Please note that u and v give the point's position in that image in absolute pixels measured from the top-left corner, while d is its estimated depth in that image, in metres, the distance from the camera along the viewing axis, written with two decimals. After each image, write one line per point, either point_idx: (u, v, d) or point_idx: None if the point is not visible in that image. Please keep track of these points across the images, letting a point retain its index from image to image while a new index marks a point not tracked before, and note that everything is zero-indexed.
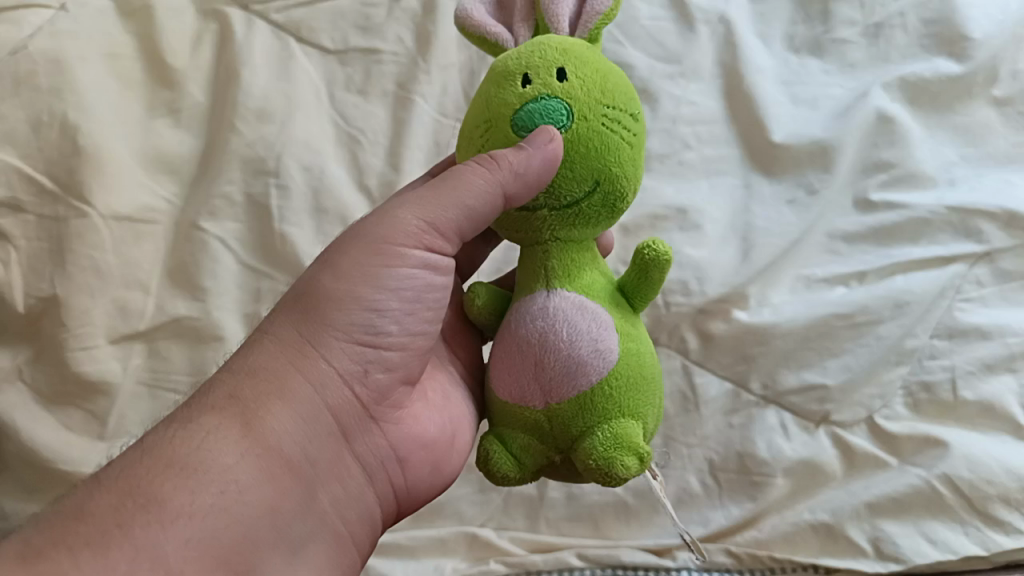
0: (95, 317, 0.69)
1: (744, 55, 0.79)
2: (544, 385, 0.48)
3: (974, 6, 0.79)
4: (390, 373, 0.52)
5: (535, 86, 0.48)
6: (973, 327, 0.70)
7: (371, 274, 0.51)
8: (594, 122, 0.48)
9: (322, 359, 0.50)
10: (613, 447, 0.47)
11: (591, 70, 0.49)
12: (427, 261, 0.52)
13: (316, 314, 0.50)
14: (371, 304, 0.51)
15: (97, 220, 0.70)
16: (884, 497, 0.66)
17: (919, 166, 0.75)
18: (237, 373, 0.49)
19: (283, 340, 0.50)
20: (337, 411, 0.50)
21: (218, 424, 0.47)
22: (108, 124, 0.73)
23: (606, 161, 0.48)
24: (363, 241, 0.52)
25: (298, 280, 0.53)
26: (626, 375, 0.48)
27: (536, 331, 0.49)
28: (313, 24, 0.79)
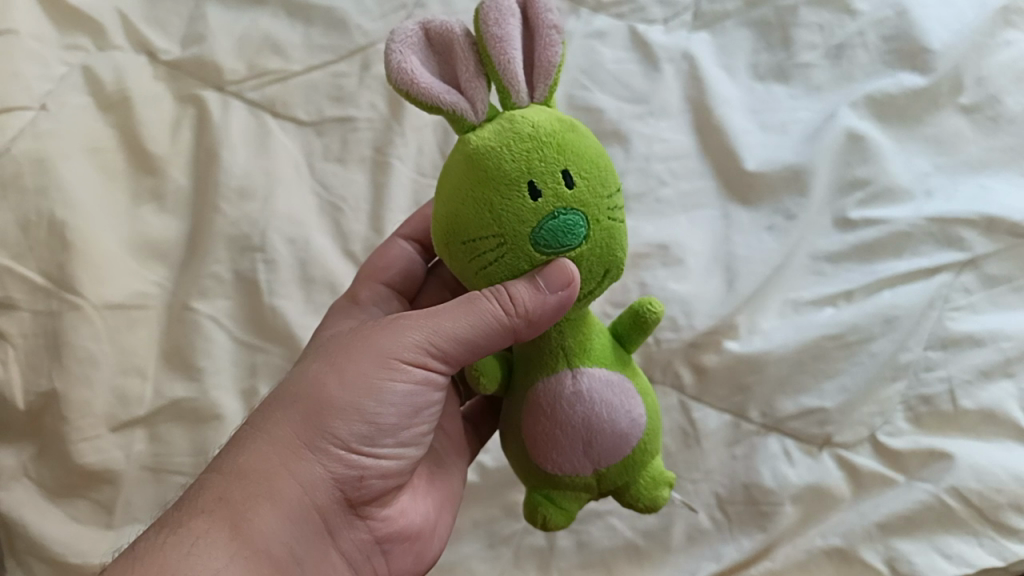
0: (95, 407, 0.70)
1: (710, 88, 0.80)
2: (593, 458, 0.49)
3: (932, 17, 0.80)
4: (384, 478, 0.53)
5: (547, 198, 0.45)
6: (966, 336, 0.70)
7: (374, 386, 0.50)
8: (605, 222, 0.47)
9: (317, 463, 0.50)
10: (655, 487, 0.52)
11: (588, 162, 0.46)
12: (428, 379, 0.52)
13: (314, 419, 0.50)
14: (371, 417, 0.50)
15: (90, 311, 0.71)
16: (895, 516, 0.65)
17: (894, 180, 0.75)
18: (228, 473, 0.50)
19: (277, 439, 0.50)
20: (325, 512, 0.51)
21: (208, 529, 0.47)
22: (96, 215, 0.74)
23: (615, 253, 0.48)
24: (368, 349, 0.51)
25: (298, 376, 0.52)
26: (654, 423, 0.52)
27: (580, 416, 0.49)
28: (288, 100, 0.79)
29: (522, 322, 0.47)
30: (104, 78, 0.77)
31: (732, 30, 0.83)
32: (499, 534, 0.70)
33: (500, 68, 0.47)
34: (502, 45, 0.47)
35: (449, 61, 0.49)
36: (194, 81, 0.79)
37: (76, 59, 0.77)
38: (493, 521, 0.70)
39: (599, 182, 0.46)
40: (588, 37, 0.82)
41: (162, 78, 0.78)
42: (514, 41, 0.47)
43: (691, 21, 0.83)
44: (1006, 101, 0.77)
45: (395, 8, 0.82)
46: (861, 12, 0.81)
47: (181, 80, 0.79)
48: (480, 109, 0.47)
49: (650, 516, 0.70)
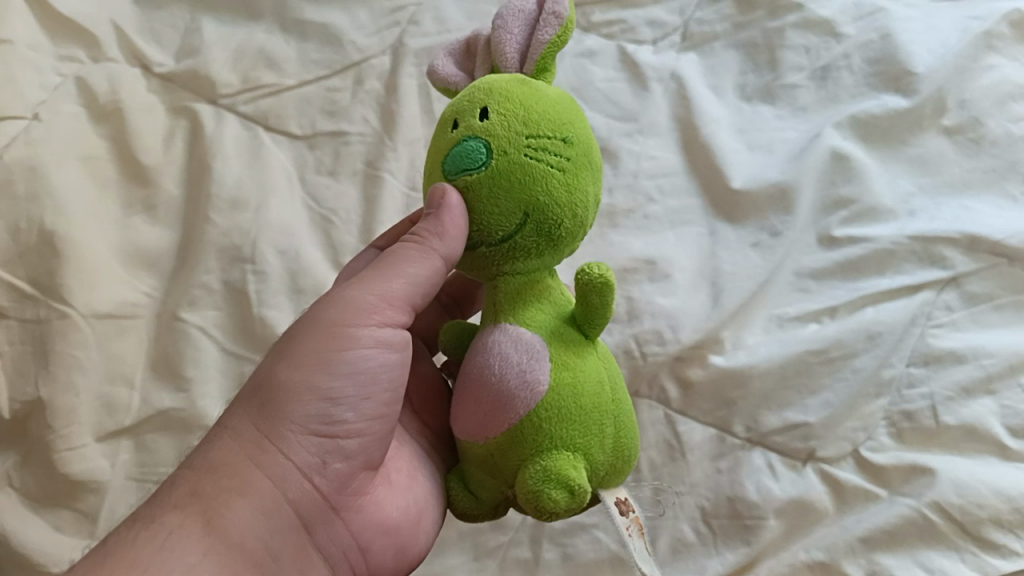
0: (81, 416, 0.70)
1: (698, 107, 0.81)
2: (480, 419, 0.49)
3: (917, 41, 0.81)
4: (350, 460, 0.53)
5: (461, 129, 0.50)
6: (948, 352, 0.71)
7: (324, 361, 0.52)
8: (515, 156, 0.48)
9: (279, 451, 0.51)
10: (542, 481, 0.47)
11: (513, 103, 0.49)
12: (382, 340, 0.53)
13: (273, 407, 0.52)
14: (326, 393, 0.52)
15: (78, 318, 0.71)
16: (877, 529, 0.66)
17: (879, 199, 0.77)
18: (199, 469, 0.52)
19: (242, 434, 0.52)
20: (297, 503, 0.51)
21: (180, 524, 0.49)
22: (86, 224, 0.74)
23: (531, 190, 0.48)
24: (319, 326, 0.53)
25: (258, 369, 0.54)
26: (560, 408, 0.48)
27: (473, 368, 0.50)
28: (281, 113, 0.80)
29: (436, 241, 0.51)
30: (97, 88, 0.77)
31: (720, 51, 0.84)
32: (485, 546, 0.70)
33: (495, 49, 0.53)
34: (498, 30, 0.53)
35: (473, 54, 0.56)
36: (188, 93, 0.79)
37: (70, 70, 0.78)
38: (480, 533, 0.71)
39: (515, 118, 0.48)
40: (578, 56, 0.83)
41: (156, 90, 0.79)
42: (510, 26, 0.53)
43: (680, 42, 0.84)
44: (988, 123, 0.78)
45: (389, 24, 0.83)
46: (847, 35, 0.82)
47: (175, 92, 0.79)
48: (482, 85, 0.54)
49: None
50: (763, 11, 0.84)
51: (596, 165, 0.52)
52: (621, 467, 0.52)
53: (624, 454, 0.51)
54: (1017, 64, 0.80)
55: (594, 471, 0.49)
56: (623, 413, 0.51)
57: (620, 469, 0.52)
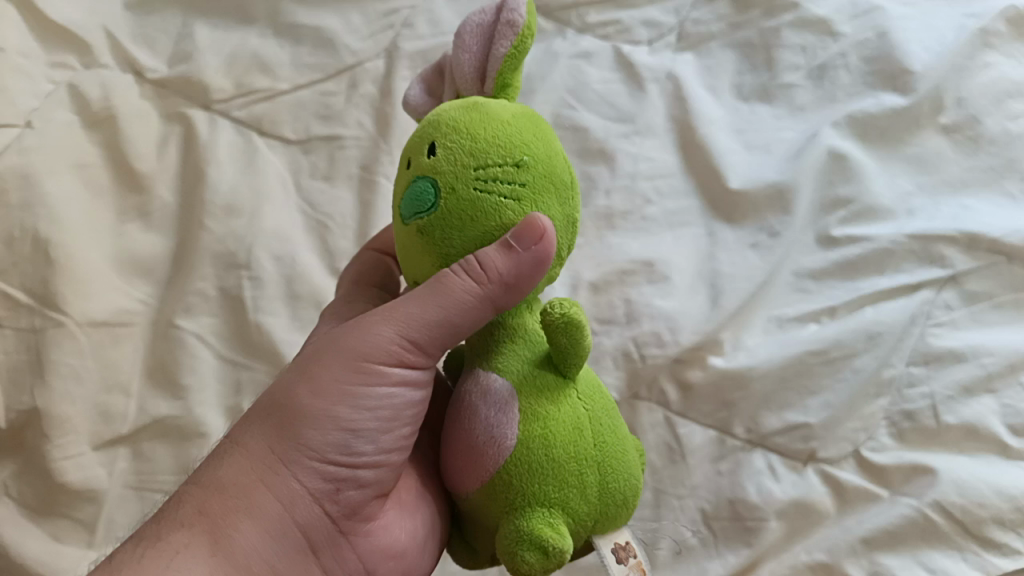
0: (78, 425, 0.69)
1: (694, 108, 0.81)
2: (456, 475, 0.48)
3: (913, 39, 0.81)
4: (363, 489, 0.52)
5: (412, 168, 0.49)
6: (947, 351, 0.71)
7: (348, 392, 0.50)
8: (463, 191, 0.47)
9: (292, 476, 0.50)
10: (515, 541, 0.46)
11: (460, 134, 0.48)
12: (403, 377, 0.51)
13: (287, 430, 0.50)
14: (348, 424, 0.50)
15: (73, 327, 0.71)
16: (879, 530, 0.66)
17: (877, 199, 0.76)
18: (207, 487, 0.51)
19: (254, 454, 0.51)
20: (306, 528, 0.51)
21: (187, 542, 0.49)
22: (80, 232, 0.73)
23: (484, 226, 0.47)
24: (340, 353, 0.51)
25: (271, 388, 0.53)
26: (531, 463, 0.46)
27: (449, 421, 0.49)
28: (275, 118, 0.80)
29: (496, 288, 0.47)
30: (90, 95, 0.77)
31: (717, 51, 0.84)
32: None
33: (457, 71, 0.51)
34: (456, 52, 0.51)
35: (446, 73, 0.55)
36: (182, 99, 0.79)
37: (63, 77, 0.77)
38: None
39: (460, 150, 0.47)
40: (574, 58, 0.83)
41: (149, 96, 0.79)
42: (466, 46, 0.51)
43: (676, 43, 0.84)
44: (985, 121, 0.78)
45: (383, 28, 0.83)
46: (843, 34, 0.82)
47: (169, 97, 0.79)
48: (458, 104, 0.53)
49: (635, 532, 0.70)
50: (759, 10, 0.84)
51: (561, 188, 0.49)
52: (615, 511, 0.48)
53: (616, 500, 0.48)
54: (1014, 61, 0.79)
55: (580, 522, 0.47)
56: (614, 456, 0.48)
57: (617, 513, 0.49)
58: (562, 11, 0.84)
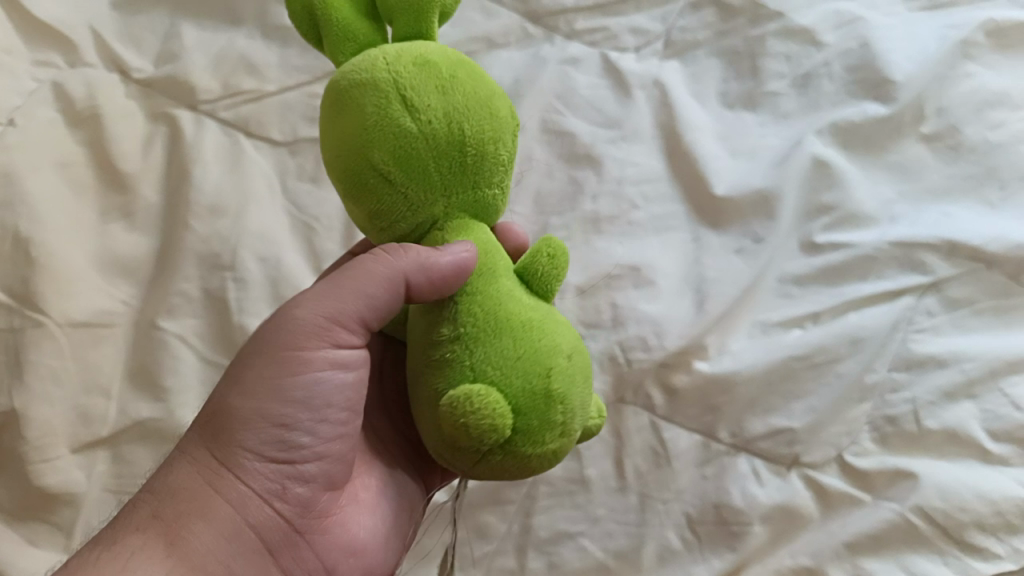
0: (56, 427, 0.69)
1: (680, 114, 0.81)
2: None
3: (896, 48, 0.82)
4: (311, 484, 0.55)
5: None
6: (929, 357, 0.72)
7: (276, 388, 0.53)
8: None
9: (236, 478, 0.53)
10: None
11: None
12: (335, 361, 0.54)
13: (226, 430, 0.53)
14: (283, 420, 0.53)
15: (54, 328, 0.70)
16: (862, 535, 0.67)
17: (860, 206, 0.77)
18: (159, 493, 0.53)
19: (198, 458, 0.53)
20: (259, 527, 0.53)
21: (140, 546, 0.50)
22: (62, 232, 0.72)
23: None
24: (268, 354, 0.54)
25: (210, 398, 0.55)
26: None
27: None
28: (262, 119, 0.79)
29: (415, 273, 0.50)
30: (74, 94, 0.76)
31: (703, 59, 0.84)
32: (470, 556, 0.70)
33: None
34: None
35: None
36: (167, 99, 0.78)
37: (46, 75, 0.76)
38: (463, 543, 0.70)
39: None
40: (561, 63, 0.83)
41: (134, 95, 0.78)
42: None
43: (663, 50, 0.84)
44: (966, 130, 0.79)
45: None
46: (827, 43, 0.83)
47: (154, 98, 0.78)
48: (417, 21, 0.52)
49: (621, 537, 0.70)
50: (745, 19, 0.84)
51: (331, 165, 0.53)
52: None
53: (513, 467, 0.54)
54: (994, 72, 0.80)
55: None
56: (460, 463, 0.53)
57: None
58: (550, 16, 0.84)
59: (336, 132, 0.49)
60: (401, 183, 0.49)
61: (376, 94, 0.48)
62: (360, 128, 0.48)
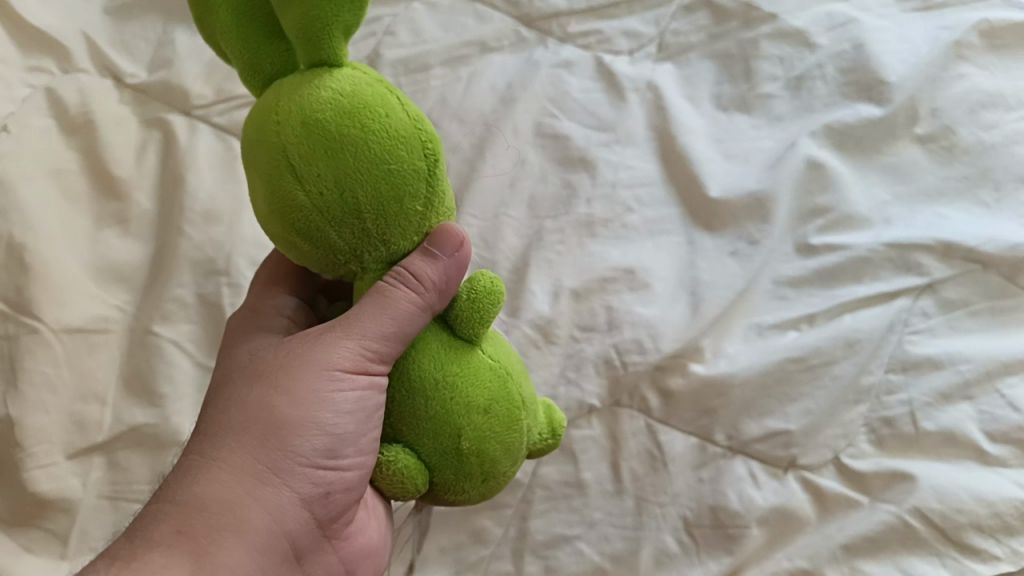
0: (51, 434, 0.68)
1: (674, 117, 0.81)
2: None
3: (889, 50, 0.82)
4: (347, 494, 0.51)
5: None
6: (925, 358, 0.72)
7: (324, 397, 0.49)
8: None
9: (281, 488, 0.49)
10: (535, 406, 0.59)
11: None
12: (377, 382, 0.49)
13: (268, 440, 0.49)
14: (330, 430, 0.49)
15: (48, 335, 0.70)
16: (860, 537, 0.67)
17: (854, 208, 0.77)
18: (184, 506, 0.48)
19: (233, 468, 0.49)
20: (294, 537, 0.50)
21: (169, 562, 0.46)
22: (56, 238, 0.72)
23: None
24: (310, 363, 0.50)
25: (243, 402, 0.50)
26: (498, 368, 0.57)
27: None
28: None
29: (434, 296, 0.49)
30: (68, 101, 0.76)
31: (696, 62, 0.84)
32: (466, 560, 0.70)
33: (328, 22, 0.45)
34: None
35: None
36: (161, 105, 0.78)
37: (40, 82, 0.76)
38: (460, 548, 0.70)
39: None
40: (555, 67, 0.83)
41: (128, 102, 0.78)
42: None
43: (656, 53, 0.85)
44: (960, 132, 0.79)
45: (365, 36, 0.83)
46: (820, 46, 0.83)
47: (148, 104, 0.78)
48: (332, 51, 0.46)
49: (618, 541, 0.70)
50: (737, 21, 0.84)
51: None
52: None
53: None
54: (987, 73, 0.80)
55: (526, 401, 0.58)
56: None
57: None
58: (543, 20, 0.84)
59: (255, 205, 0.47)
60: (311, 248, 0.47)
61: (270, 161, 0.44)
62: (267, 197, 0.45)
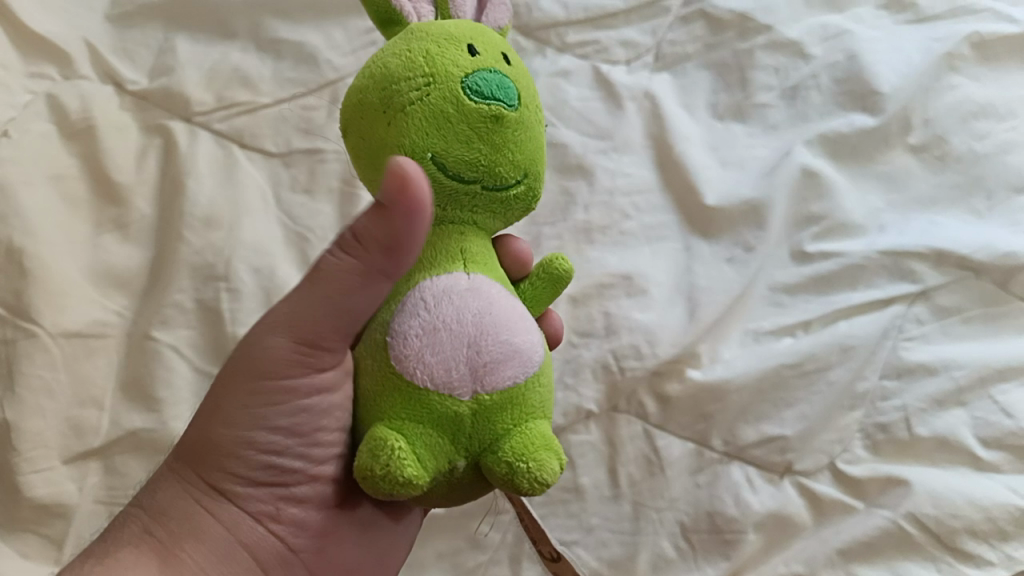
0: (49, 439, 0.68)
1: (671, 126, 0.82)
2: (472, 366, 0.43)
3: (882, 60, 0.83)
4: (303, 504, 0.55)
5: (416, 89, 0.45)
6: (919, 364, 0.72)
7: (258, 415, 0.52)
8: (486, 121, 0.45)
9: (226, 501, 0.53)
10: (387, 449, 0.43)
11: (487, 52, 0.47)
12: (313, 384, 0.50)
13: (209, 455, 0.53)
14: (265, 444, 0.53)
15: (46, 339, 0.70)
16: (855, 542, 0.67)
17: (849, 216, 0.78)
18: (151, 510, 0.53)
19: (188, 479, 0.53)
20: (253, 546, 0.53)
21: (135, 562, 0.51)
22: (54, 242, 0.72)
23: (527, 154, 0.48)
24: (242, 383, 0.51)
25: (195, 418, 0.54)
26: (487, 362, 0.44)
27: (471, 314, 0.44)
28: (256, 131, 0.80)
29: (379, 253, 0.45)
30: (68, 107, 0.76)
31: (692, 71, 0.85)
32: (463, 565, 0.70)
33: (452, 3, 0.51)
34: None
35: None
36: (161, 111, 0.79)
37: (41, 87, 0.77)
38: (457, 553, 0.70)
39: (483, 75, 0.46)
40: (554, 76, 0.84)
41: (129, 108, 0.78)
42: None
43: (653, 63, 0.85)
44: (952, 141, 0.80)
45: (365, 45, 0.83)
46: (815, 56, 0.84)
47: (149, 110, 0.79)
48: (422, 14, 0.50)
49: (615, 546, 0.70)
50: (733, 31, 0.85)
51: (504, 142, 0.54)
52: (490, 434, 0.44)
53: (502, 488, 0.44)
54: (979, 83, 0.81)
55: (438, 443, 0.44)
56: (556, 477, 0.44)
57: (496, 431, 0.44)
58: (542, 30, 0.84)
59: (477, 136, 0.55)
60: None
61: None
62: None
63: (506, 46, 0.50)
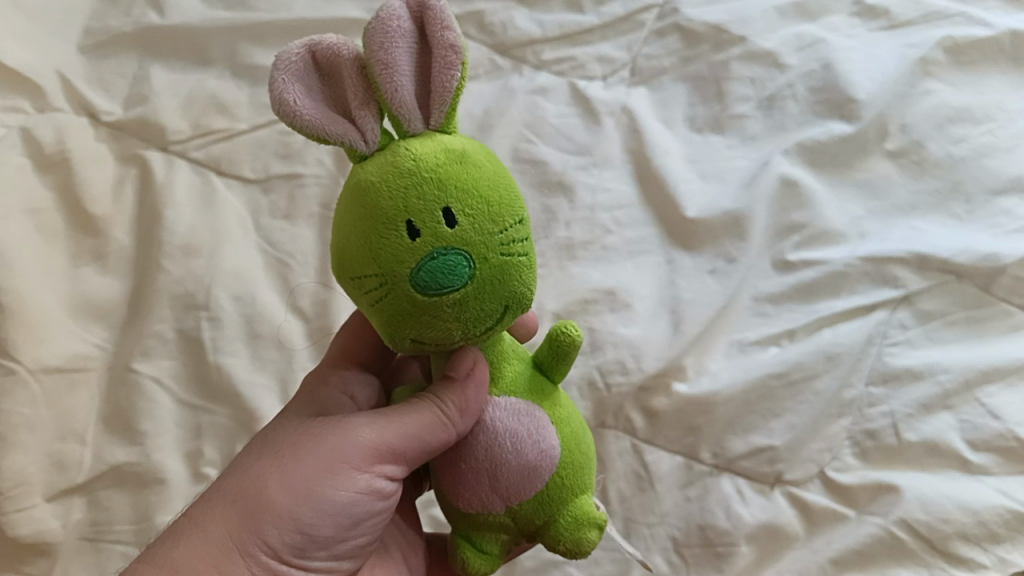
0: (31, 476, 0.68)
1: (650, 139, 0.82)
2: (500, 491, 0.48)
3: (857, 68, 0.83)
4: None
5: (375, 288, 0.43)
6: (905, 370, 0.72)
7: (315, 492, 0.50)
8: (451, 305, 0.42)
9: (246, 568, 0.49)
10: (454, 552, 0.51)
11: (429, 216, 0.41)
12: (373, 487, 0.52)
13: (249, 517, 0.50)
14: (305, 527, 0.50)
15: (26, 374, 0.69)
16: (847, 551, 0.67)
17: (829, 224, 0.78)
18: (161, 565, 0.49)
19: (211, 538, 0.50)
20: None
21: None
22: (31, 275, 0.72)
23: (502, 296, 0.44)
24: (317, 455, 0.51)
25: (241, 475, 0.52)
26: (508, 487, 0.48)
27: (482, 450, 0.48)
28: (234, 157, 0.79)
29: (455, 413, 0.48)
30: (43, 139, 0.76)
31: (669, 85, 0.86)
32: None
33: (389, 98, 0.43)
34: (388, 72, 0.43)
35: (389, 73, 0.43)
36: (138, 140, 0.78)
37: (15, 121, 0.76)
38: None
39: (428, 259, 0.41)
40: (531, 93, 0.84)
41: (105, 139, 0.78)
42: (404, 67, 0.43)
43: (630, 77, 0.86)
44: (929, 146, 0.80)
45: None
46: (790, 65, 0.84)
47: (124, 140, 0.78)
48: (370, 138, 0.44)
49: (607, 563, 0.70)
50: (708, 44, 0.86)
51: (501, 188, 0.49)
52: (536, 520, 0.49)
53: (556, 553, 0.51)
54: (953, 88, 0.82)
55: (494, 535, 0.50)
56: (595, 543, 0.50)
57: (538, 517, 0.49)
58: (518, 48, 0.85)
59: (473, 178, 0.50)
60: None
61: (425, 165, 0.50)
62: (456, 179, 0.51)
63: (450, 189, 0.42)
